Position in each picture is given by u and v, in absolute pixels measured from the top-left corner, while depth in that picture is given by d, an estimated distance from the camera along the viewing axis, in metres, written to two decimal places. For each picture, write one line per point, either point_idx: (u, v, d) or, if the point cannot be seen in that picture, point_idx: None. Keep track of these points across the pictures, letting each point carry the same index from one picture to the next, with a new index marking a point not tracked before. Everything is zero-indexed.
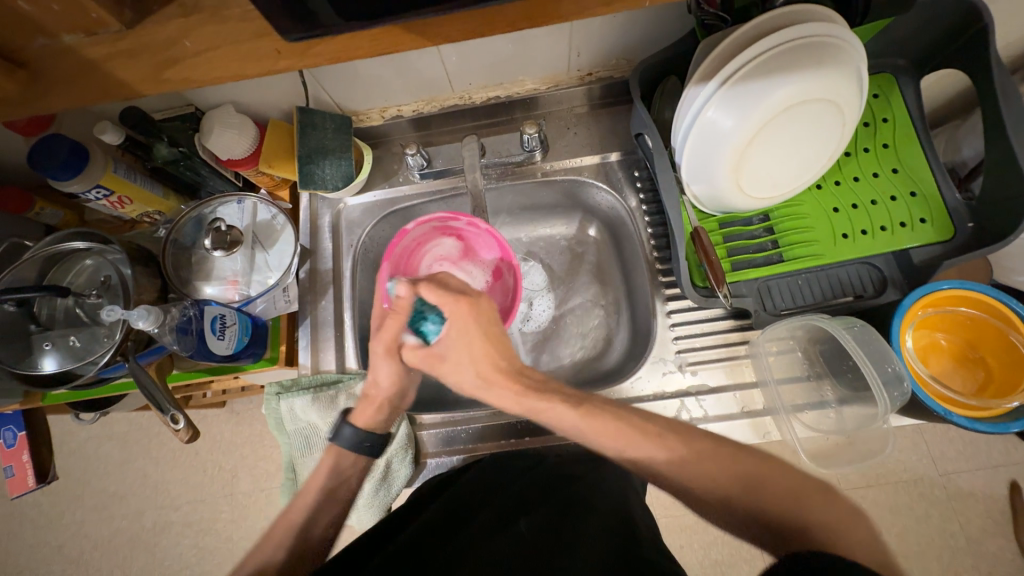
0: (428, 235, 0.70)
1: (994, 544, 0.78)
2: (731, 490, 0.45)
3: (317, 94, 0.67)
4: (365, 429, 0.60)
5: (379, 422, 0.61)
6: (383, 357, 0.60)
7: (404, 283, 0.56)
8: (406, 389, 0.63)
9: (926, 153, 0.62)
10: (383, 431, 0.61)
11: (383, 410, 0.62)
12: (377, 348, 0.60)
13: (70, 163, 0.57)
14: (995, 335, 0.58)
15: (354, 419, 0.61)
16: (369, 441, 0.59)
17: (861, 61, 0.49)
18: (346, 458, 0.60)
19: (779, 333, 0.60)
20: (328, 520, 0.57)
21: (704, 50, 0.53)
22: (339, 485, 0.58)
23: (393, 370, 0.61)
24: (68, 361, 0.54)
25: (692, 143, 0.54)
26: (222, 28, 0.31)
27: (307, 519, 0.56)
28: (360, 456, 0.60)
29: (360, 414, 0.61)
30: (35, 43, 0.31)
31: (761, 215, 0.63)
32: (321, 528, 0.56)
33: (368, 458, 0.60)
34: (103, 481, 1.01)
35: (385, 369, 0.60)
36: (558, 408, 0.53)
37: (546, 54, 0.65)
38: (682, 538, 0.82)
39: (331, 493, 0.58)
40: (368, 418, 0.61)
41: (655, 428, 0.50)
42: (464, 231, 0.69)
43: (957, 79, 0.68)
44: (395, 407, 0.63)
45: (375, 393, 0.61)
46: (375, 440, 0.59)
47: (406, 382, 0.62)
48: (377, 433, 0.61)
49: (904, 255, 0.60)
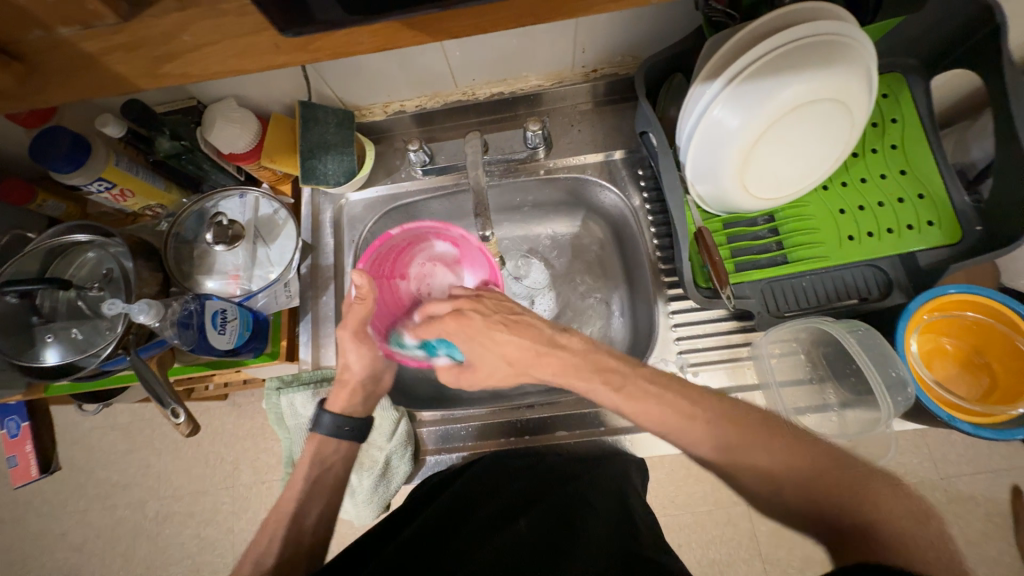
0: (419, 238, 0.68)
1: (994, 549, 0.78)
2: (781, 481, 0.43)
3: (320, 88, 0.67)
4: (339, 415, 0.60)
5: (356, 406, 0.62)
6: (350, 341, 0.62)
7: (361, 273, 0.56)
8: (379, 373, 0.64)
9: (935, 154, 0.61)
10: (360, 415, 0.62)
11: (357, 394, 0.62)
12: (344, 335, 0.62)
13: (72, 155, 0.56)
14: (1002, 341, 0.57)
15: (328, 405, 0.62)
16: (345, 425, 0.60)
17: (871, 60, 0.49)
18: (327, 447, 0.61)
19: (782, 335, 0.60)
20: (319, 511, 0.60)
21: (711, 48, 0.52)
22: (324, 473, 0.60)
23: (368, 357, 0.62)
24: (70, 354, 0.54)
25: (697, 142, 0.53)
26: (221, 24, 0.30)
27: (296, 508, 0.58)
28: (339, 443, 0.61)
29: (334, 400, 0.62)
30: (31, 36, 0.30)
31: (766, 216, 0.63)
32: (312, 517, 0.59)
33: (350, 444, 0.62)
34: (105, 471, 1.01)
35: (354, 354, 0.61)
36: (600, 389, 0.52)
37: (551, 49, 0.65)
38: (681, 537, 0.82)
39: (316, 483, 0.60)
40: (341, 404, 0.61)
41: (704, 412, 0.48)
42: (457, 239, 0.68)
43: (967, 80, 0.67)
44: (369, 391, 0.63)
45: (348, 376, 0.62)
46: (353, 424, 0.60)
47: (381, 364, 0.63)
48: (352, 416, 0.61)
49: (911, 258, 0.59)
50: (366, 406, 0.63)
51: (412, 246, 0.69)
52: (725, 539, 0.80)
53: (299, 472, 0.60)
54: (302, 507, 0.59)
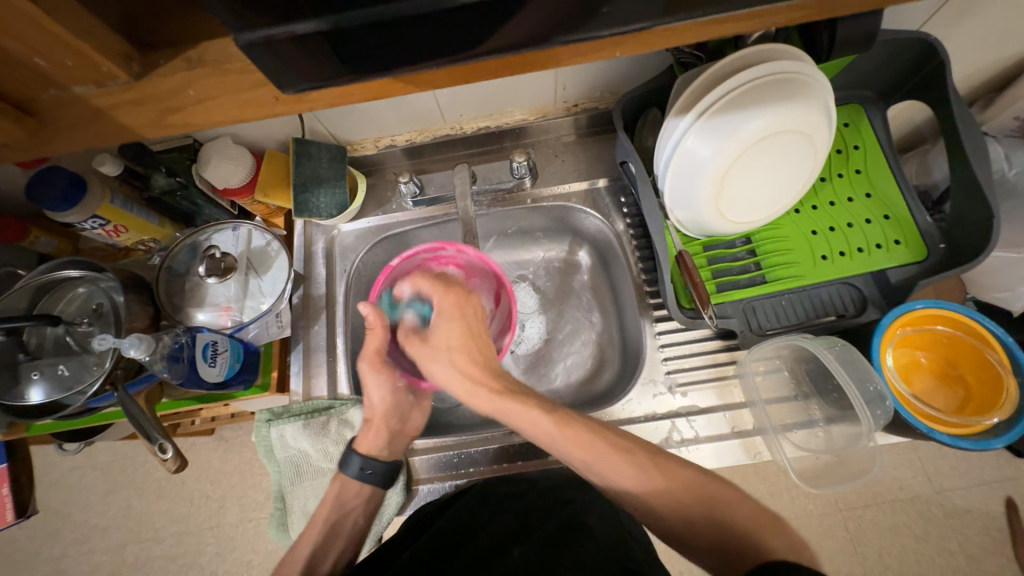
0: (419, 267, 0.68)
1: (993, 563, 0.78)
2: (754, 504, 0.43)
3: (314, 126, 0.70)
4: (365, 457, 0.59)
5: (380, 446, 0.61)
6: (370, 373, 0.62)
7: (365, 304, 0.58)
8: (405, 413, 0.65)
9: (897, 178, 0.65)
10: (385, 458, 0.61)
11: (381, 434, 0.62)
12: (364, 366, 0.62)
13: (67, 194, 0.58)
14: (972, 353, 0.60)
15: (356, 447, 0.61)
16: (369, 469, 0.59)
17: (827, 95, 0.53)
18: (349, 489, 0.60)
19: (765, 352, 0.62)
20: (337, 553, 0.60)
21: (683, 85, 0.56)
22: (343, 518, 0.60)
23: (387, 386, 0.62)
24: (54, 392, 0.53)
25: (673, 171, 0.56)
26: (223, 81, 0.33)
27: (313, 552, 0.58)
28: (364, 485, 0.60)
29: (363, 441, 0.61)
30: (46, 94, 0.33)
31: (744, 238, 0.66)
32: (330, 562, 0.59)
33: (374, 488, 0.60)
34: (85, 513, 0.98)
35: (376, 389, 0.62)
36: (534, 412, 0.52)
37: (534, 87, 0.69)
38: (681, 563, 0.81)
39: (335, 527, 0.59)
40: (368, 444, 0.61)
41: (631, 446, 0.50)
42: (456, 257, 0.68)
43: (921, 109, 0.72)
44: (394, 430, 0.63)
45: (371, 416, 0.62)
46: (377, 466, 0.59)
47: (405, 399, 0.64)
48: (377, 459, 0.60)
49: (882, 276, 0.62)
50: (393, 449, 0.62)
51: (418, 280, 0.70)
52: None
53: (318, 514, 0.60)
54: (320, 549, 0.58)
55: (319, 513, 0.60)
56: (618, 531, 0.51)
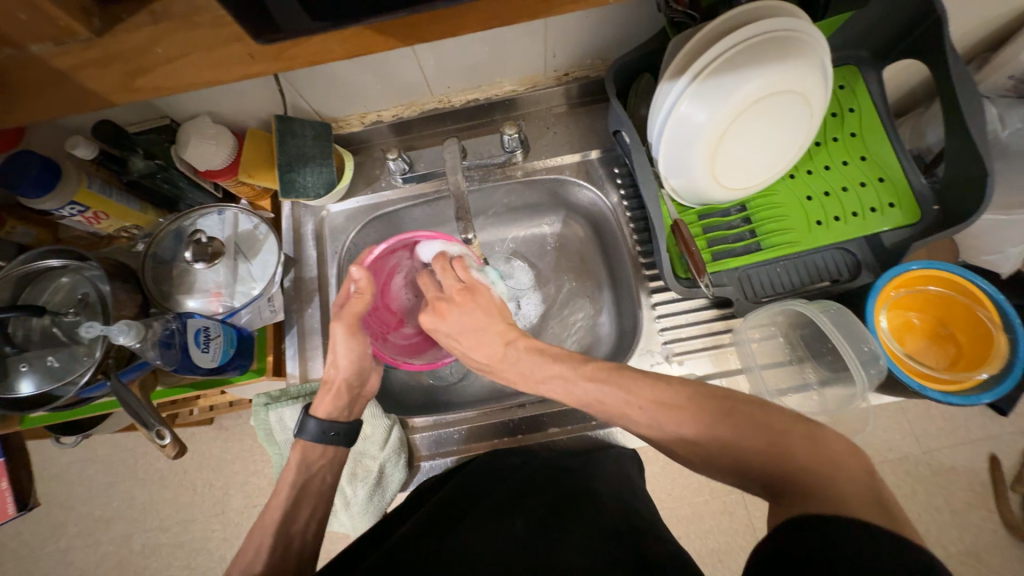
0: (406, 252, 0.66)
1: (977, 516, 0.81)
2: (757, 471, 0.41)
3: (296, 102, 0.67)
4: (324, 420, 0.58)
5: (341, 410, 0.60)
6: (343, 335, 0.59)
7: (359, 267, 0.56)
8: (366, 375, 0.61)
9: (892, 140, 0.64)
10: (343, 420, 0.60)
11: (341, 396, 0.60)
12: (337, 326, 0.59)
13: (41, 179, 0.55)
14: (963, 311, 0.61)
15: (314, 410, 0.59)
16: (330, 431, 0.58)
17: (825, 54, 0.51)
18: (313, 452, 0.58)
19: (761, 319, 0.62)
20: (308, 515, 0.57)
21: (676, 46, 0.54)
22: (311, 478, 0.57)
23: (358, 351, 0.59)
24: (45, 383, 0.52)
25: (667, 137, 0.55)
26: (195, 36, 0.32)
27: (284, 524, 0.55)
28: (328, 446, 0.59)
29: (319, 404, 0.59)
30: (3, 55, 0.32)
31: (738, 206, 0.65)
32: (301, 523, 0.56)
33: (336, 447, 0.59)
34: (87, 506, 0.98)
35: (344, 348, 0.59)
36: None
37: (522, 55, 0.66)
38: (680, 528, 0.84)
39: (302, 488, 0.57)
40: (326, 408, 0.59)
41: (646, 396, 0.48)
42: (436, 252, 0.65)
43: (915, 70, 0.71)
44: (354, 393, 0.61)
45: (331, 376, 0.59)
46: (338, 428, 0.58)
47: (368, 364, 0.61)
48: (338, 421, 0.59)
49: (876, 239, 0.62)
50: (353, 409, 0.61)
51: (396, 263, 0.66)
52: (722, 527, 0.84)
53: (283, 479, 0.57)
54: (291, 510, 0.55)
55: (283, 480, 0.57)
56: (621, 498, 0.52)
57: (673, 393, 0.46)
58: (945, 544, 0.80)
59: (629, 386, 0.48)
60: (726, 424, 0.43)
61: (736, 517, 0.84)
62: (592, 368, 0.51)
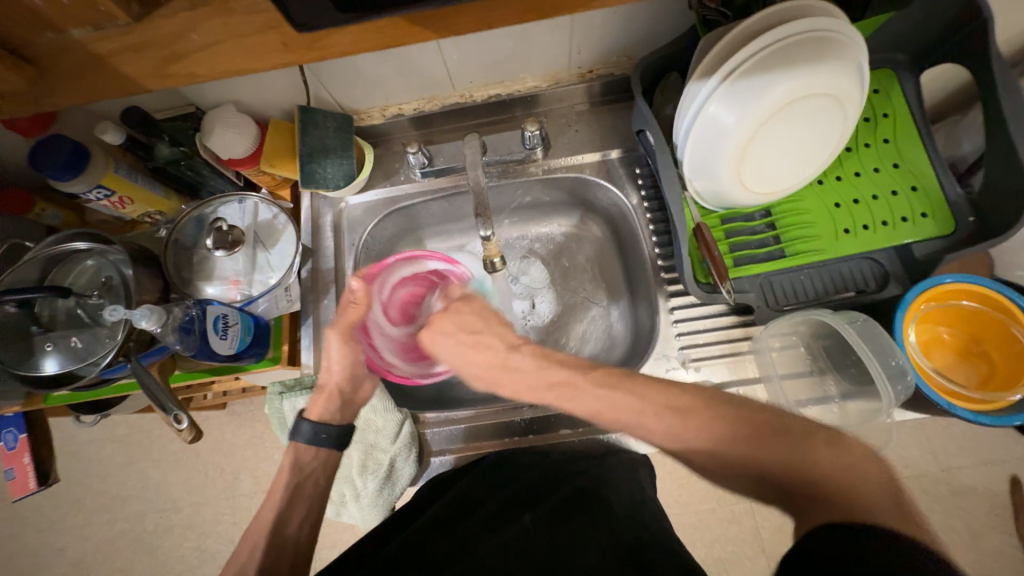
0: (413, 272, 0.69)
1: (996, 540, 0.78)
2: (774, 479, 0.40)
3: (319, 93, 0.67)
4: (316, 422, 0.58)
5: (333, 413, 0.60)
6: (337, 341, 0.60)
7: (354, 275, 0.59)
8: (361, 382, 0.62)
9: (927, 147, 0.62)
10: (337, 423, 0.60)
11: (333, 400, 0.60)
12: (333, 334, 0.60)
13: (71, 164, 0.56)
14: (997, 328, 0.59)
15: (308, 413, 0.60)
16: (322, 433, 0.58)
17: (862, 56, 0.49)
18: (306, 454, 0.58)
19: (783, 328, 0.60)
20: (303, 517, 0.56)
21: (707, 45, 0.53)
22: (311, 479, 0.57)
23: (352, 356, 0.60)
24: (69, 363, 0.54)
25: (693, 139, 0.54)
26: (228, 23, 0.32)
27: (294, 519, 0.55)
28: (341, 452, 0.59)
29: (313, 407, 0.60)
30: (44, 38, 0.33)
31: (763, 211, 0.63)
32: (296, 526, 0.55)
33: (329, 451, 0.59)
34: (104, 484, 1.00)
35: (338, 353, 0.60)
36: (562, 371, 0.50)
37: (546, 50, 0.65)
38: (686, 535, 0.83)
39: (306, 489, 0.57)
40: (319, 410, 0.59)
41: (658, 403, 0.47)
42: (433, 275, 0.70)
43: (953, 76, 0.68)
44: (347, 399, 0.61)
45: (327, 380, 0.60)
46: (330, 431, 0.58)
47: (362, 370, 0.61)
48: (329, 424, 0.59)
49: (906, 250, 0.60)
50: (346, 415, 0.61)
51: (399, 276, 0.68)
52: (730, 537, 0.83)
53: (277, 480, 0.57)
54: (293, 510, 0.56)
55: (279, 480, 0.57)
56: (631, 503, 0.51)
57: (679, 397, 0.46)
58: (959, 565, 0.78)
59: (637, 393, 0.48)
60: (738, 435, 0.42)
61: (745, 528, 0.82)
62: (602, 369, 0.51)
